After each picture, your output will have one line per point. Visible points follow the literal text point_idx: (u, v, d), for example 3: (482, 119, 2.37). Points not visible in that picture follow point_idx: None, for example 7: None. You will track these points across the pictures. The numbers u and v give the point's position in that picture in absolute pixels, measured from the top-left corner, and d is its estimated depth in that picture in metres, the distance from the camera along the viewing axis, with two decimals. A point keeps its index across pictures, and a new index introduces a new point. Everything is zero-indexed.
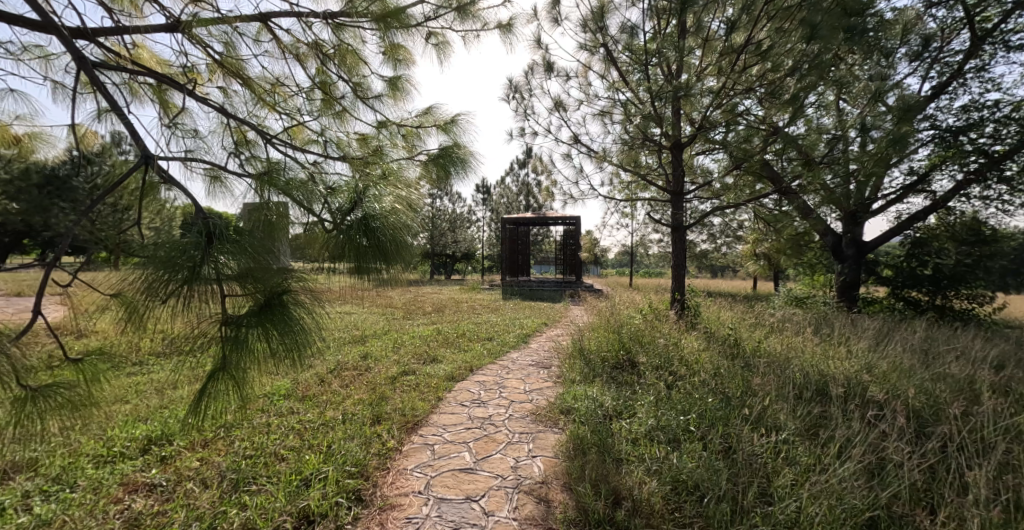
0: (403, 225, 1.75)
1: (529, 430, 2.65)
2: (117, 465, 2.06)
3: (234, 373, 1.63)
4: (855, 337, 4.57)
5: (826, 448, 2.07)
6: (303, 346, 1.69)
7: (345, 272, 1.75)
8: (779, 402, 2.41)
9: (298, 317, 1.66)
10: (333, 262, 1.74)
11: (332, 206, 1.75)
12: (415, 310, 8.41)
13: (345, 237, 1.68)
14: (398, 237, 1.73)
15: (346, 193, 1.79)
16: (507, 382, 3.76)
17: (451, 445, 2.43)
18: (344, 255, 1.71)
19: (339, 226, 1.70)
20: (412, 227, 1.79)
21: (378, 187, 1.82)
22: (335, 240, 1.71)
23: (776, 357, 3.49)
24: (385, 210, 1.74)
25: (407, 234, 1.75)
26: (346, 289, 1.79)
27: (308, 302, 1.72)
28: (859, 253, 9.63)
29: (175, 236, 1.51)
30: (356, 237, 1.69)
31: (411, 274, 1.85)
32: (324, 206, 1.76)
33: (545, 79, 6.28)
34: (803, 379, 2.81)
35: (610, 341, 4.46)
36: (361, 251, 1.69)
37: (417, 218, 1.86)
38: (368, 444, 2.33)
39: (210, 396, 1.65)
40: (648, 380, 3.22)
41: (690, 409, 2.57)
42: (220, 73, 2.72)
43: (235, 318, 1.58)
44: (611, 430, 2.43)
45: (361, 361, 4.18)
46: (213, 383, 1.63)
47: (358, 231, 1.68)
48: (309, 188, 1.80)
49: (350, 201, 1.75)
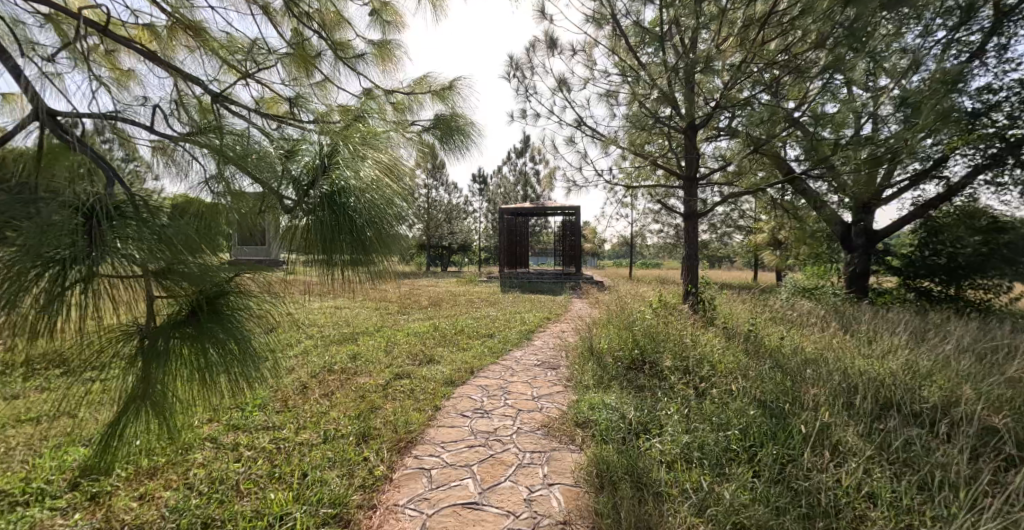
0: (389, 205, 1.37)
1: (541, 448, 2.29)
2: (32, 508, 1.68)
3: (157, 404, 1.22)
4: (886, 333, 4.23)
5: (904, 482, 1.72)
6: (253, 359, 1.33)
7: (310, 265, 1.35)
8: (836, 416, 2.05)
9: (244, 321, 1.29)
10: (295, 249, 1.35)
11: (294, 178, 1.33)
12: (412, 305, 8.03)
13: (310, 219, 1.30)
14: (384, 219, 1.36)
15: (309, 160, 1.37)
16: (511, 386, 3.38)
17: (451, 469, 2.06)
18: (315, 247, 1.32)
19: (304, 207, 1.30)
20: (402, 204, 1.42)
21: (357, 152, 1.42)
22: (298, 222, 1.31)
23: (811, 358, 3.13)
24: (360, 183, 1.34)
25: (389, 216, 1.36)
26: (312, 285, 1.40)
27: (258, 305, 1.36)
28: (870, 242, 9.31)
29: (62, 208, 1.06)
30: (324, 220, 1.29)
31: (397, 268, 1.49)
32: (282, 178, 1.34)
33: (548, 56, 5.85)
34: (856, 387, 2.44)
35: (622, 339, 4.10)
36: (332, 238, 1.30)
37: (407, 192, 1.48)
38: (351, 473, 1.95)
39: (127, 432, 1.23)
40: (673, 384, 2.86)
41: (730, 423, 2.21)
42: (180, 34, 2.26)
43: (154, 329, 1.18)
44: (640, 451, 2.06)
45: (350, 362, 3.80)
46: (129, 417, 1.21)
47: (332, 214, 1.30)
48: (272, 159, 1.39)
49: (313, 170, 1.34)
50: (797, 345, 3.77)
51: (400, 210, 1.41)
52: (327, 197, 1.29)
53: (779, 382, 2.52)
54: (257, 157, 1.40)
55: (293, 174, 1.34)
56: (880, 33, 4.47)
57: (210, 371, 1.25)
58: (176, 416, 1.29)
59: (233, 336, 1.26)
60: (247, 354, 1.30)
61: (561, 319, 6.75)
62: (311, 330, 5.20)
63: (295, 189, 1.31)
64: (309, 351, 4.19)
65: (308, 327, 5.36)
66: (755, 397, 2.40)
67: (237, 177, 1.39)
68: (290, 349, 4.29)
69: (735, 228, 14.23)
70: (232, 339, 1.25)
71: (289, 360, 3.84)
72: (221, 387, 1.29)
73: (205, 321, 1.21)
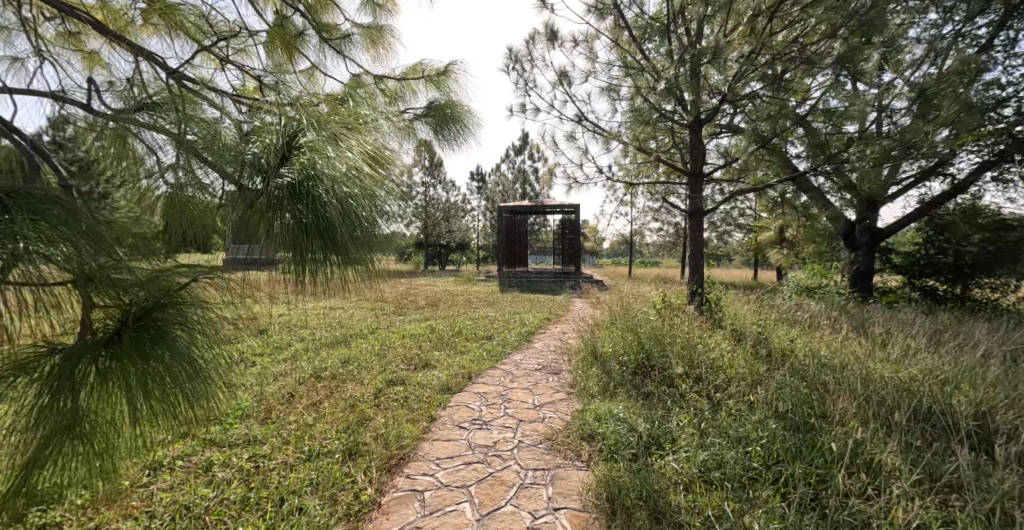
0: (373, 199, 1.21)
1: (545, 465, 2.11)
2: None
3: (84, 434, 1.09)
4: (901, 335, 4.06)
5: (948, 511, 1.55)
6: (197, 383, 1.22)
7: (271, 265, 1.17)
8: (868, 432, 1.88)
9: (187, 342, 1.18)
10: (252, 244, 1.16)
11: (252, 163, 1.13)
12: (409, 305, 7.85)
13: (272, 212, 1.11)
14: (367, 215, 1.18)
15: (273, 142, 1.16)
16: (511, 394, 3.19)
17: (447, 491, 1.87)
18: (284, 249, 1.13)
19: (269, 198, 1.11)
20: (386, 199, 1.26)
21: (334, 137, 1.25)
22: (258, 214, 1.13)
23: (828, 364, 2.95)
24: (334, 174, 1.14)
25: (367, 215, 1.18)
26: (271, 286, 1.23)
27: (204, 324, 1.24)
28: (875, 240, 9.16)
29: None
30: (288, 213, 1.11)
31: (373, 275, 1.30)
32: (241, 164, 1.14)
33: (548, 49, 5.66)
34: (884, 397, 2.26)
35: (627, 342, 3.92)
36: (297, 235, 1.12)
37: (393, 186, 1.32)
38: (335, 500, 1.77)
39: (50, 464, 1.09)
40: (684, 393, 2.68)
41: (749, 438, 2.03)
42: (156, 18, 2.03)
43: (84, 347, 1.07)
44: (652, 471, 1.89)
45: (342, 367, 3.61)
46: (49, 450, 1.07)
47: (304, 207, 1.11)
48: (234, 143, 1.19)
49: (276, 155, 1.14)
50: (811, 350, 3.60)
51: (386, 205, 1.25)
52: (297, 186, 1.10)
53: (800, 391, 2.34)
54: (219, 139, 1.21)
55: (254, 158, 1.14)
56: (894, 23, 4.29)
57: (142, 394, 1.12)
58: (113, 443, 1.16)
59: (176, 353, 1.15)
60: (190, 374, 1.19)
61: (562, 320, 6.58)
62: (303, 332, 5.01)
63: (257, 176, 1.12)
64: (300, 355, 4.01)
65: (300, 329, 5.18)
66: (775, 408, 2.22)
67: (196, 164, 1.20)
68: (280, 353, 4.10)
69: (737, 226, 14.05)
70: (169, 356, 1.12)
71: (278, 364, 3.66)
72: (159, 409, 1.16)
73: (138, 336, 1.09)
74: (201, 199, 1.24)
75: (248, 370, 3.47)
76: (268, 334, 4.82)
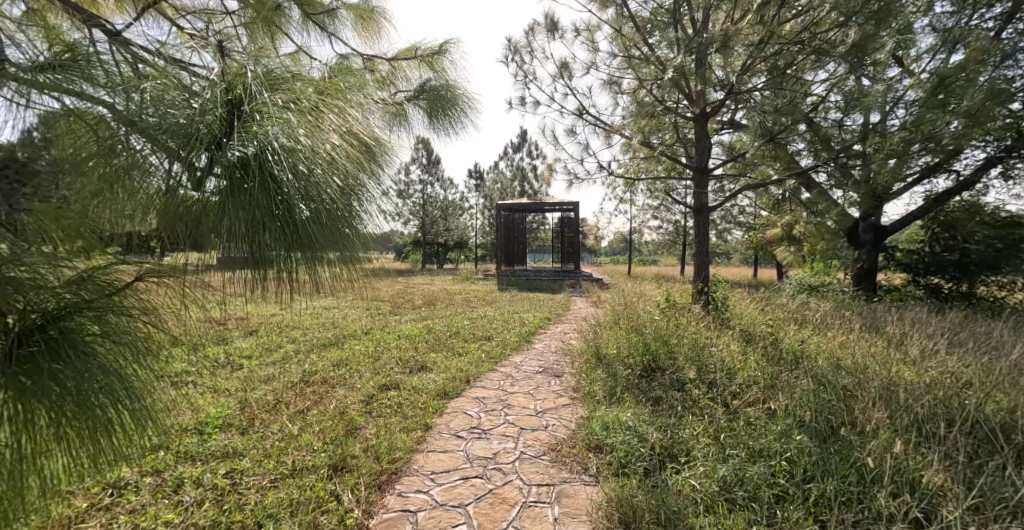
0: (349, 188, 1.16)
1: (550, 480, 1.94)
2: None
3: None
4: (916, 335, 3.91)
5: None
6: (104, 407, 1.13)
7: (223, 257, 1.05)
8: (905, 445, 1.71)
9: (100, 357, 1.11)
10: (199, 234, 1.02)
11: (198, 134, 1.00)
12: (405, 304, 7.66)
13: (226, 194, 1.00)
14: (338, 203, 1.12)
15: (224, 116, 1.03)
16: (511, 399, 3.02)
17: (441, 511, 1.70)
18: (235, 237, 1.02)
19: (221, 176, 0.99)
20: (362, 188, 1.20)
21: (304, 110, 1.14)
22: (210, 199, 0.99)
23: (848, 368, 2.78)
24: (300, 154, 1.06)
25: (338, 201, 1.12)
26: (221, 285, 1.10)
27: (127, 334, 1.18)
28: (879, 238, 9.04)
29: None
30: (248, 196, 1.01)
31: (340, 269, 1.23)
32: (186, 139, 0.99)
33: (548, 39, 5.48)
34: (915, 405, 2.09)
35: (632, 343, 3.75)
36: (258, 221, 1.03)
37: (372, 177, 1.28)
38: (319, 522, 1.60)
39: None
40: (697, 399, 2.51)
41: (773, 450, 1.86)
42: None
43: None
44: (667, 488, 1.72)
45: (334, 370, 3.44)
46: None
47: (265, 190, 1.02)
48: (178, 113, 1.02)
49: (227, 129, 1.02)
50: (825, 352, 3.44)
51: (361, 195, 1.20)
52: (258, 166, 1.00)
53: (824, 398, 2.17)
54: (159, 102, 1.04)
55: (205, 128, 1.01)
56: (909, 10, 4.12)
57: (41, 414, 1.04)
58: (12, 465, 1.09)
59: (82, 371, 1.07)
60: (97, 396, 1.11)
61: (562, 319, 6.41)
62: (294, 333, 4.83)
63: (207, 148, 0.99)
64: (290, 357, 3.83)
65: (291, 330, 4.99)
66: (800, 419, 2.05)
67: (125, 131, 1.01)
68: (269, 354, 3.92)
69: (738, 224, 13.90)
70: (76, 374, 1.06)
71: (266, 367, 3.48)
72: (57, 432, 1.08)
73: (44, 351, 1.02)
74: (145, 182, 1.03)
75: (233, 374, 3.29)
76: (257, 335, 4.64)
